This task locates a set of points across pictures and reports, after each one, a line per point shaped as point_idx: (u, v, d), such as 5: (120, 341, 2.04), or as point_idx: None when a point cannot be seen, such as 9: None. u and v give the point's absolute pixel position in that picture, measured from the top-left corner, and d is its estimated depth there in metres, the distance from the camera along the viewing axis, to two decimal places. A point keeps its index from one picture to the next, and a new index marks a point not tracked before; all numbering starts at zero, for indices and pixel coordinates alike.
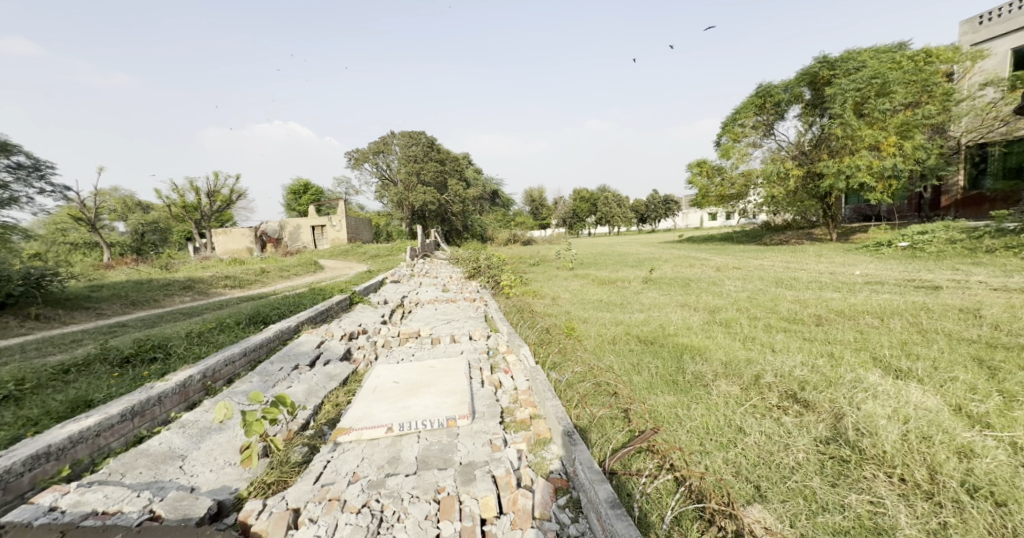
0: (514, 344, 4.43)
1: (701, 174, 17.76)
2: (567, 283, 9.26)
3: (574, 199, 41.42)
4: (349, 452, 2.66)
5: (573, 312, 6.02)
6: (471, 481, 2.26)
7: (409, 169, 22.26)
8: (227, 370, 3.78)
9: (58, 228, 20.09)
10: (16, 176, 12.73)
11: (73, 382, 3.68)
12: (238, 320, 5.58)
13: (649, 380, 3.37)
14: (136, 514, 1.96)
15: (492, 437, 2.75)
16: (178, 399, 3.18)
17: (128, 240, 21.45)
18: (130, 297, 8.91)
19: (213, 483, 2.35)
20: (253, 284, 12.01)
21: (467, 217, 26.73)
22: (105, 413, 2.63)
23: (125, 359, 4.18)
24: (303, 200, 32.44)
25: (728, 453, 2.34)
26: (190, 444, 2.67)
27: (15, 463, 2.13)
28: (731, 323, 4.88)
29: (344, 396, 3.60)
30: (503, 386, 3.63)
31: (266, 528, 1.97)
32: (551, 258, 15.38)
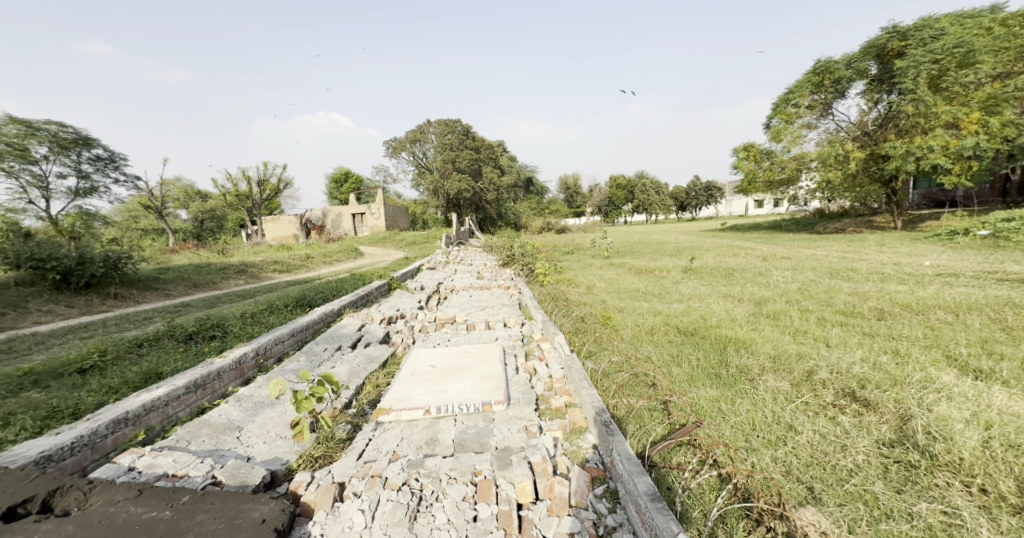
0: (549, 332, 4.40)
1: (748, 158, 16.76)
2: (602, 272, 9.09)
3: (611, 186, 40.40)
4: (390, 432, 2.76)
5: (609, 301, 5.90)
6: (507, 465, 2.28)
7: (445, 157, 22.48)
8: (278, 349, 4.01)
9: (131, 215, 22.05)
10: (96, 167, 13.99)
11: (145, 355, 4.05)
12: (286, 302, 5.91)
13: (690, 372, 3.25)
14: (200, 478, 2.13)
15: (528, 423, 2.76)
16: (235, 374, 3.42)
17: (190, 227, 23.29)
18: (193, 279, 9.65)
19: (265, 455, 2.51)
20: (299, 268, 12.67)
21: (502, 205, 26.75)
22: (173, 385, 2.87)
23: (189, 335, 4.53)
24: (345, 189, 33.70)
25: (778, 451, 2.23)
26: (246, 416, 2.86)
27: (100, 426, 2.36)
28: (780, 315, 4.62)
29: (384, 377, 3.73)
30: (538, 373, 3.63)
31: (315, 499, 2.08)
32: (586, 246, 15.14)
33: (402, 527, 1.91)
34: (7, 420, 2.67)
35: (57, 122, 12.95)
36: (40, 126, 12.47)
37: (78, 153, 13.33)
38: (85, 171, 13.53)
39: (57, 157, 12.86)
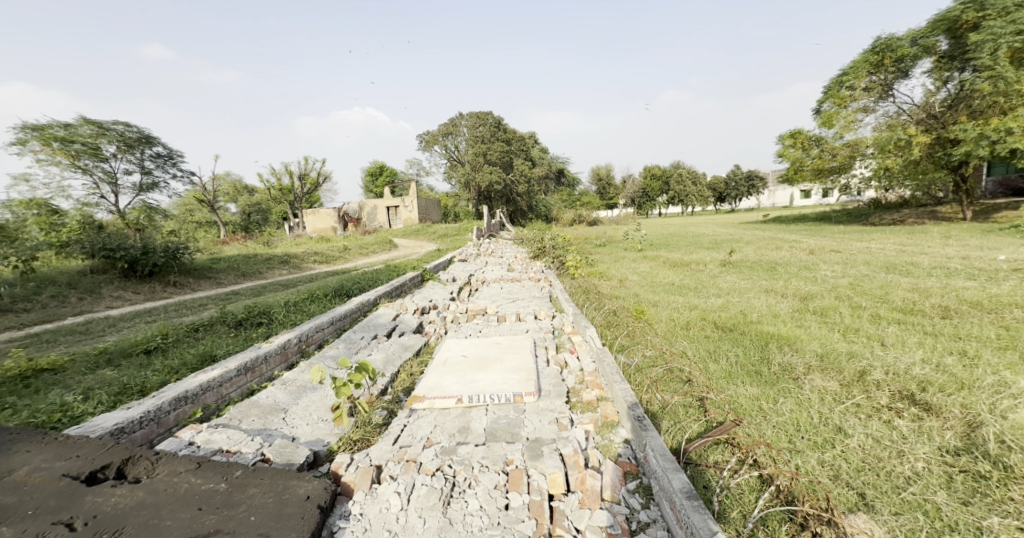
0: (580, 325, 4.36)
1: (794, 146, 15.81)
2: (636, 265, 8.88)
3: (645, 176, 39.28)
4: (424, 419, 2.84)
5: (642, 295, 5.77)
6: (538, 456, 2.30)
7: (477, 150, 22.58)
8: (319, 336, 4.20)
9: (187, 209, 23.66)
10: (156, 164, 15.06)
11: (201, 339, 4.35)
12: (326, 292, 6.17)
13: (728, 369, 3.13)
14: (252, 455, 2.28)
15: (559, 415, 2.76)
16: (280, 358, 3.61)
17: (239, 220, 24.75)
18: (242, 269, 10.25)
19: (308, 436, 2.64)
20: (338, 260, 13.17)
21: (532, 197, 26.66)
22: (226, 368, 3.06)
23: (238, 322, 4.82)
24: (380, 183, 34.66)
25: (825, 453, 2.12)
26: (290, 399, 3.02)
27: (165, 403, 2.57)
28: (828, 312, 4.36)
29: (418, 366, 3.83)
30: (569, 366, 3.62)
31: (354, 480, 2.17)
32: (618, 239, 14.84)
33: (436, 511, 1.96)
34: (85, 394, 2.95)
35: (124, 122, 14.04)
36: (110, 126, 13.53)
37: (142, 151, 14.39)
38: (148, 168, 14.60)
39: (124, 155, 13.94)
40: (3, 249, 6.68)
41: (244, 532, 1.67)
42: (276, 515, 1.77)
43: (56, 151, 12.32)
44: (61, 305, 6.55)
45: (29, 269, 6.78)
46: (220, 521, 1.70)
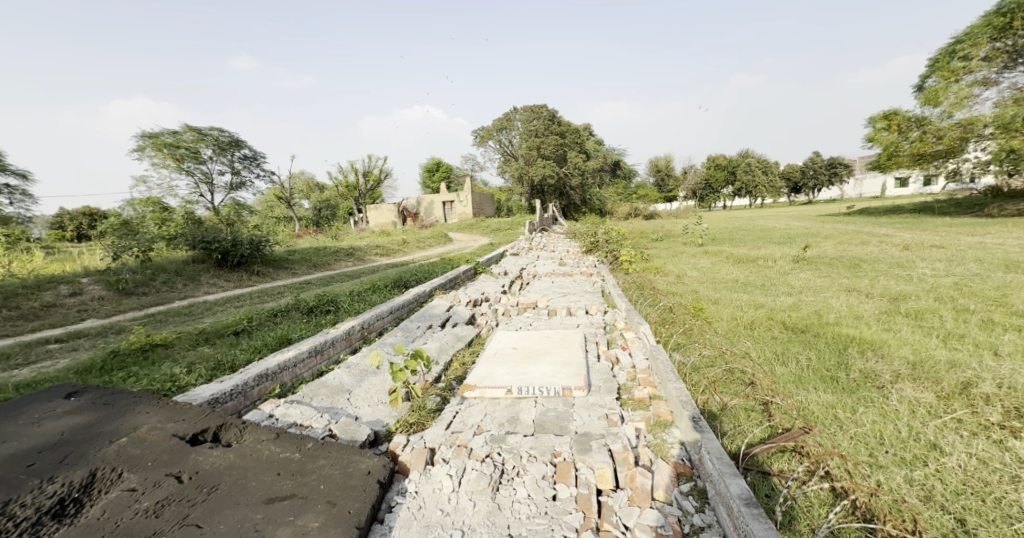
0: (633, 322, 4.25)
1: (888, 128, 14.05)
2: (695, 260, 8.43)
3: (708, 167, 36.98)
4: (475, 407, 2.94)
5: (701, 291, 5.47)
6: (587, 451, 2.29)
7: (531, 144, 22.51)
8: (379, 324, 4.48)
9: (268, 205, 26.18)
10: (244, 165, 16.74)
11: (279, 323, 4.82)
12: (386, 283, 6.55)
13: (798, 373, 2.90)
14: (321, 430, 2.51)
15: (609, 412, 2.72)
16: (345, 343, 3.90)
17: (311, 215, 26.93)
18: (314, 260, 11.16)
19: (369, 416, 2.84)
20: (397, 253, 13.89)
21: (586, 191, 26.20)
22: (299, 349, 3.37)
23: (309, 309, 5.26)
24: (436, 178, 35.92)
25: (914, 471, 1.90)
26: (354, 381, 3.26)
27: (250, 378, 2.89)
28: (923, 315, 3.87)
29: (470, 356, 3.95)
30: (621, 363, 3.55)
31: (410, 460, 2.30)
32: (676, 233, 14.15)
33: (485, 495, 2.03)
34: (188, 368, 3.39)
35: (218, 128, 15.69)
36: (207, 132, 15.19)
37: (232, 153, 16.01)
38: (236, 169, 16.24)
39: (218, 157, 15.62)
40: (128, 241, 7.82)
41: (315, 498, 1.84)
42: (341, 486, 1.93)
43: (166, 156, 14.28)
44: (170, 290, 7.54)
45: (146, 258, 7.87)
46: (295, 486, 1.89)
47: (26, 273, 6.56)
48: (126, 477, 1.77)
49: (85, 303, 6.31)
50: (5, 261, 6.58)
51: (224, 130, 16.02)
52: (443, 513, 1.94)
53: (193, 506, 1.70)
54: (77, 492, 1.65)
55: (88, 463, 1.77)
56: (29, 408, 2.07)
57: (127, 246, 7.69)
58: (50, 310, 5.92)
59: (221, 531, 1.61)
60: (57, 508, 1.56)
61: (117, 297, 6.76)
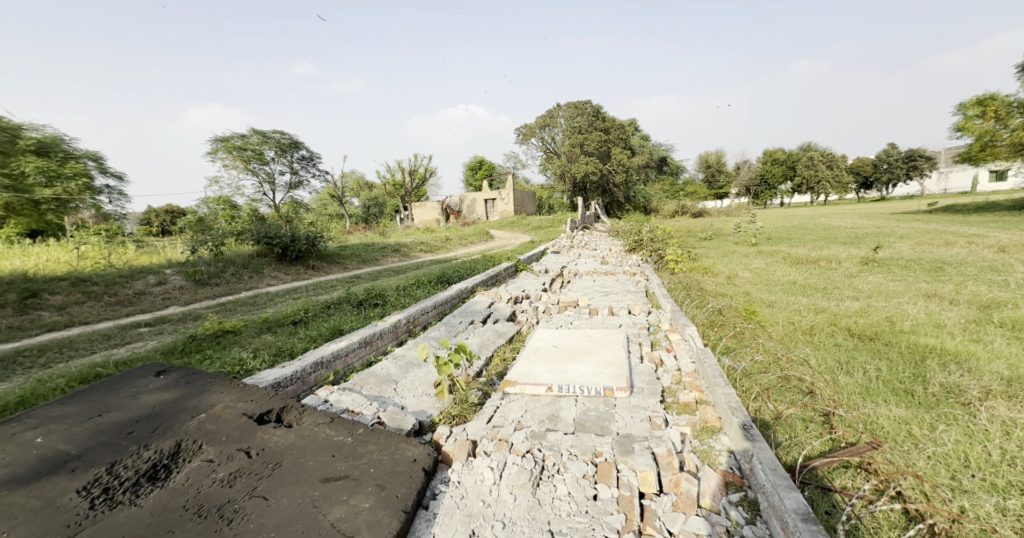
0: (679, 323, 4.11)
1: (983, 116, 12.53)
2: (747, 260, 7.97)
3: (764, 161, 34.81)
4: (515, 403, 2.97)
5: (755, 294, 5.18)
6: (629, 453, 2.26)
7: (574, 140, 22.22)
8: (424, 318, 4.64)
9: (323, 203, 27.80)
10: (302, 165, 17.83)
11: (332, 315, 5.13)
12: (430, 279, 6.75)
13: (865, 384, 2.68)
14: (370, 417, 2.65)
15: (653, 415, 2.66)
16: (392, 335, 4.08)
17: (361, 213, 28.27)
18: (363, 256, 11.73)
19: (414, 406, 2.97)
20: (441, 250, 14.29)
21: (631, 187, 25.54)
22: (350, 340, 3.57)
23: (359, 302, 5.54)
24: (479, 176, 36.51)
25: (1007, 500, 1.71)
26: (400, 372, 3.41)
27: (308, 365, 3.11)
28: (1020, 325, 3.44)
29: (511, 353, 4.00)
30: (665, 365, 3.45)
31: (453, 450, 2.38)
32: (727, 232, 13.47)
33: (526, 490, 2.06)
34: (253, 353, 3.70)
35: (280, 131, 16.82)
36: (271, 135, 16.33)
37: (291, 155, 17.07)
38: (295, 169, 17.36)
39: (280, 158, 16.74)
40: (204, 236, 8.61)
41: (365, 481, 1.95)
42: (389, 471, 2.03)
43: (235, 157, 15.56)
44: (238, 281, 8.22)
45: (218, 252, 8.63)
46: (347, 468, 2.02)
47: (123, 263, 7.40)
48: (205, 448, 1.97)
49: (169, 291, 7.03)
50: (105, 253, 7.46)
51: (284, 133, 17.12)
52: (484, 504, 1.99)
53: (260, 479, 1.87)
54: (166, 459, 1.85)
55: (175, 434, 1.99)
56: (128, 382, 2.35)
57: (203, 241, 8.48)
58: (141, 297, 6.64)
59: (284, 505, 1.75)
60: (151, 472, 1.77)
61: (194, 287, 7.47)
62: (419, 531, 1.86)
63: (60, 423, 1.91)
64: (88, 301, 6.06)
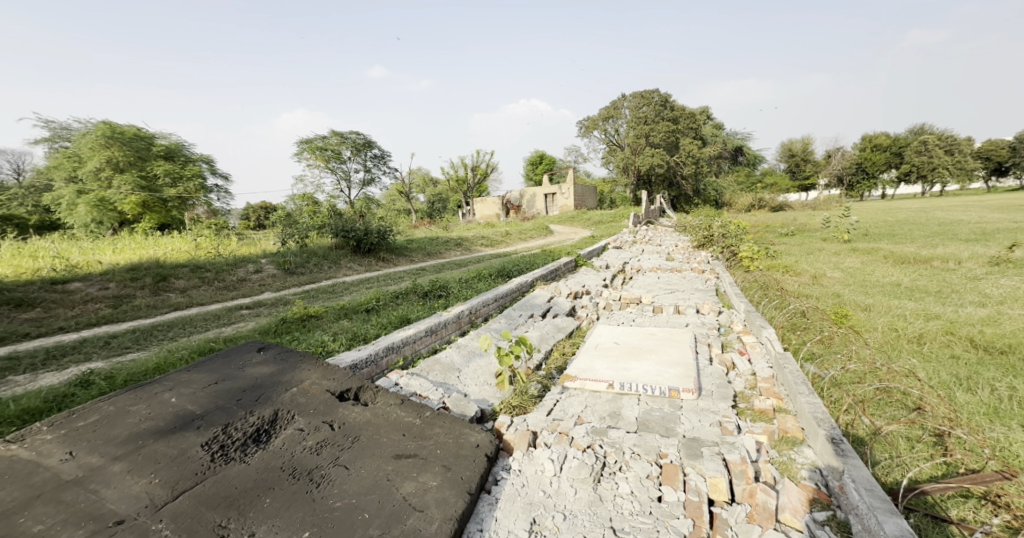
0: (754, 325, 3.81)
1: None
2: (838, 259, 7.14)
3: (861, 148, 30.80)
4: (576, 398, 2.96)
5: (847, 295, 4.65)
6: (697, 457, 2.16)
7: (639, 131, 21.32)
8: (485, 310, 4.77)
9: (392, 199, 29.54)
10: (374, 163, 19.03)
11: (400, 304, 5.45)
12: (491, 272, 6.90)
13: (993, 404, 2.31)
14: (436, 402, 2.80)
15: (723, 419, 2.51)
16: (455, 326, 4.25)
17: (426, 207, 29.62)
18: (428, 249, 12.29)
19: (477, 394, 3.07)
20: (501, 244, 14.53)
21: (701, 180, 23.99)
22: (417, 328, 3.77)
23: (425, 293, 5.82)
24: (539, 171, 36.49)
25: None
26: (463, 361, 3.54)
27: (380, 349, 3.34)
28: None
29: (571, 348, 3.99)
30: (738, 369, 3.23)
31: (514, 439, 2.43)
32: (814, 227, 12.15)
33: (587, 485, 2.05)
34: (333, 337, 4.06)
35: (356, 132, 18.08)
36: (348, 136, 17.60)
37: (366, 154, 18.25)
38: (368, 167, 18.57)
39: (355, 157, 18.00)
40: (292, 230, 9.57)
41: (433, 461, 2.07)
42: (454, 454, 2.13)
43: (317, 157, 17.02)
44: (319, 271, 9.01)
45: (304, 244, 9.52)
46: (416, 448, 2.15)
47: (228, 253, 8.44)
48: (297, 418, 2.20)
49: (264, 279, 7.91)
50: (215, 243, 8.56)
51: (359, 133, 18.34)
52: (545, 494, 2.02)
53: (343, 450, 2.06)
54: (267, 424, 2.10)
55: (274, 404, 2.24)
56: (237, 356, 2.69)
57: (291, 234, 9.45)
58: (242, 283, 7.54)
59: (363, 476, 1.91)
60: (256, 434, 2.02)
61: (284, 275, 8.32)
62: (482, 513, 1.94)
63: (188, 387, 2.25)
64: (203, 285, 7.02)
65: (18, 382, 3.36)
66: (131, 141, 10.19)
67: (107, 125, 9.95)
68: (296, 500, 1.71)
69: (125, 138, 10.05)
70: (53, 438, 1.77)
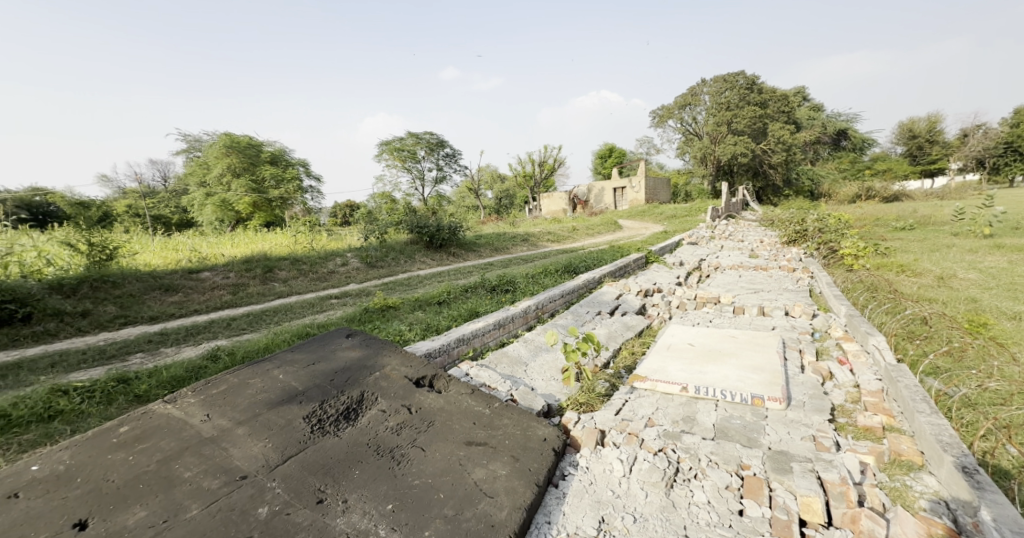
0: (858, 331, 3.37)
1: None
2: (973, 257, 6.03)
3: (1010, 123, 25.46)
4: (646, 399, 2.85)
5: (984, 301, 3.92)
6: (786, 472, 1.98)
7: (720, 118, 19.77)
8: (551, 305, 4.76)
9: (462, 196, 30.67)
10: (446, 161, 19.84)
11: (469, 298, 5.65)
12: (558, 267, 6.87)
13: None
14: (504, 394, 2.87)
15: (818, 434, 2.27)
16: (522, 320, 4.31)
17: (494, 203, 30.28)
18: (496, 245, 12.55)
19: (543, 389, 3.10)
20: (567, 239, 14.39)
21: (792, 168, 21.60)
22: (485, 322, 3.88)
23: (492, 287, 5.96)
24: (608, 164, 35.45)
25: None
26: (530, 355, 3.59)
27: (452, 341, 3.49)
28: None
29: (641, 347, 3.84)
30: (837, 379, 2.89)
31: (581, 436, 2.41)
32: (941, 220, 10.34)
33: (659, 489, 1.97)
34: (409, 327, 4.34)
35: (430, 132, 18.97)
36: (423, 136, 18.54)
37: (439, 153, 19.10)
38: (441, 165, 19.43)
39: (429, 157, 18.93)
40: (373, 226, 10.36)
41: (502, 450, 2.13)
42: (522, 446, 2.18)
43: (396, 158, 18.20)
44: (397, 265, 9.64)
45: (383, 239, 10.25)
46: (486, 437, 2.23)
47: (320, 247, 9.36)
48: (380, 400, 2.39)
49: (350, 271, 8.66)
50: (310, 239, 9.56)
51: (433, 133, 19.23)
52: (614, 494, 1.98)
53: (420, 433, 2.20)
54: (356, 404, 2.31)
55: (361, 385, 2.46)
56: (329, 340, 2.98)
57: (373, 230, 10.23)
58: (332, 274, 8.34)
59: (438, 458, 2.03)
60: (347, 412, 2.23)
61: (366, 268, 9.05)
62: (550, 506, 1.96)
63: (292, 365, 2.55)
64: (300, 276, 7.86)
65: (167, 354, 4.07)
66: (246, 149, 11.69)
67: (228, 136, 11.50)
68: (381, 474, 1.87)
69: (241, 147, 11.57)
70: (195, 401, 2.11)
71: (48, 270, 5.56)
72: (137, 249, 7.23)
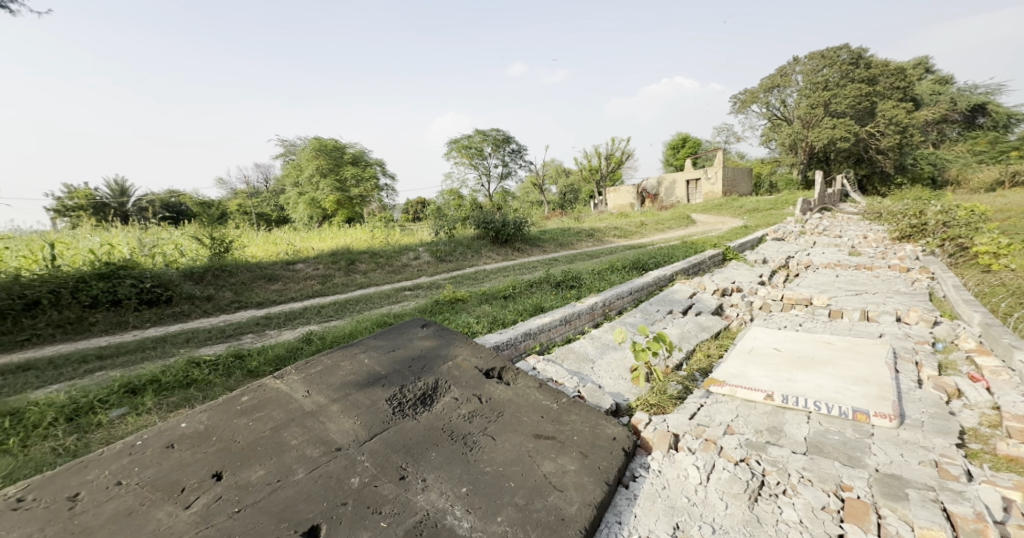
0: (998, 344, 2.83)
1: None
2: None
3: None
4: (724, 405, 2.66)
5: None
6: (899, 499, 1.74)
7: (815, 99, 17.71)
8: (619, 303, 4.63)
9: (526, 192, 30.83)
10: (512, 157, 20.04)
11: (534, 292, 5.68)
12: (625, 263, 6.63)
13: None
14: (571, 390, 2.84)
15: (942, 460, 1.95)
16: (589, 317, 4.24)
17: (558, 199, 30.06)
18: (560, 241, 12.45)
19: (611, 387, 3.02)
20: (635, 235, 13.86)
21: (906, 153, 18.70)
22: (552, 317, 3.88)
23: (558, 283, 5.93)
24: (681, 155, 33.45)
25: None
26: (597, 352, 3.52)
27: (519, 334, 3.54)
28: None
29: (718, 350, 3.59)
30: (967, 399, 2.46)
31: (653, 439, 2.31)
32: None
33: (741, 502, 1.84)
34: (477, 319, 4.48)
35: (496, 129, 19.28)
36: (490, 133, 18.89)
37: (505, 150, 19.37)
38: (507, 161, 19.69)
39: (495, 153, 19.25)
40: (443, 222, 10.81)
41: (571, 445, 2.12)
42: (590, 443, 2.15)
43: (464, 155, 18.78)
44: (464, 259, 9.98)
45: (452, 234, 10.67)
46: (554, 431, 2.23)
47: (395, 242, 9.98)
48: (452, 388, 2.50)
49: (422, 265, 9.13)
50: (386, 234, 10.26)
51: (500, 130, 19.54)
52: (690, 502, 1.88)
53: (490, 422, 2.26)
54: (431, 390, 2.43)
55: (435, 374, 2.59)
56: (406, 329, 3.17)
57: (442, 226, 10.68)
58: (405, 267, 8.86)
59: (508, 448, 2.08)
60: (423, 397, 2.36)
61: (436, 262, 9.49)
62: (620, 506, 1.91)
63: (375, 351, 2.75)
64: (378, 268, 8.46)
65: (271, 335, 4.62)
66: (332, 151, 12.82)
67: (318, 140, 12.70)
68: (456, 458, 1.96)
69: (328, 149, 12.71)
70: (298, 377, 2.37)
71: (182, 260, 6.57)
72: (246, 242, 8.26)
